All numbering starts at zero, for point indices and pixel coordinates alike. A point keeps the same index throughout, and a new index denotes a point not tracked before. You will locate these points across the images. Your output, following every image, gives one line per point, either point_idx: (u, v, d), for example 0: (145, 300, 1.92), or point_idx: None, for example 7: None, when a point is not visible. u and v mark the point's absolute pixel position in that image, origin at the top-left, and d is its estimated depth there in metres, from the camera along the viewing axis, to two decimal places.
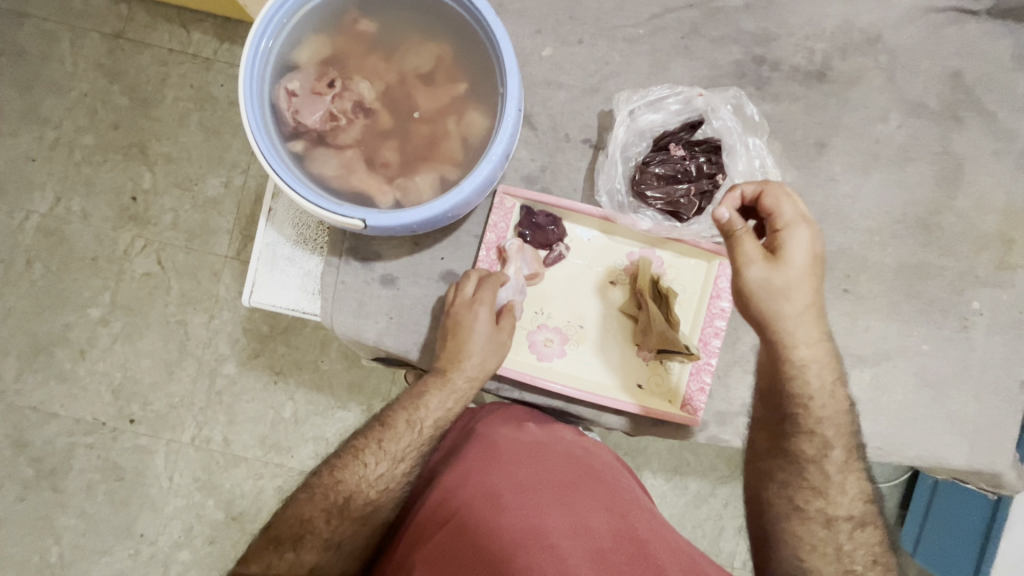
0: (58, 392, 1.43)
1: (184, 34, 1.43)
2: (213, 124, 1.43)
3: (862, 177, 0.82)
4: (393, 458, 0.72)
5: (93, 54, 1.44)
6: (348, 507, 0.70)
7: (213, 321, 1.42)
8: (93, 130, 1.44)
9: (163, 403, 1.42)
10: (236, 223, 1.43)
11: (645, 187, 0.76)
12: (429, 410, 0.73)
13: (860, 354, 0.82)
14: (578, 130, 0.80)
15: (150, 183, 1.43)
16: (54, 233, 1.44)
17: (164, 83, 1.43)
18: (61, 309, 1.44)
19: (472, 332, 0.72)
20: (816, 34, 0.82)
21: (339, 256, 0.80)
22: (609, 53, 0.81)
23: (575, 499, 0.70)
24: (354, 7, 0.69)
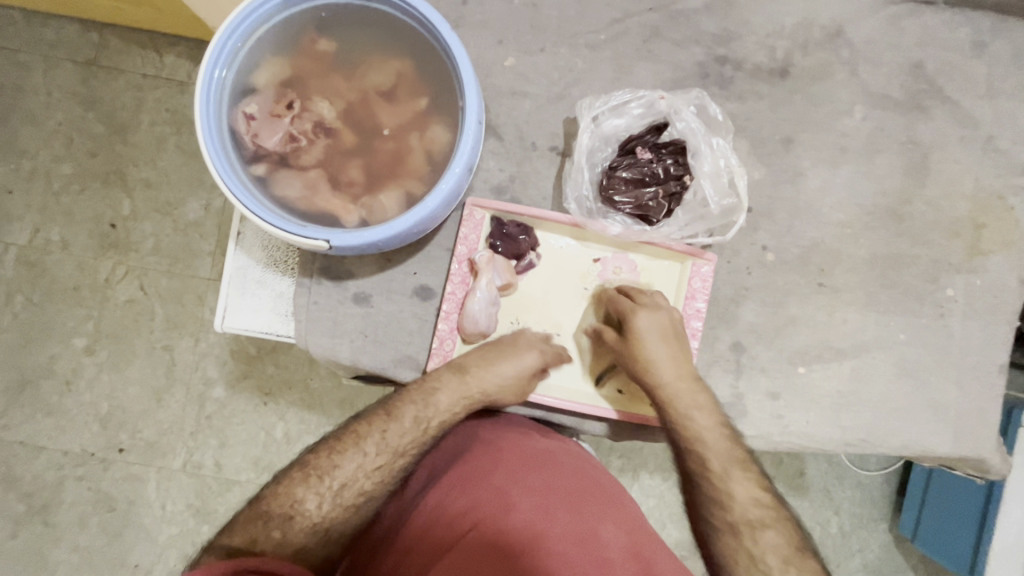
0: (44, 425, 1.41)
1: (157, 58, 1.43)
2: (191, 147, 1.43)
3: (831, 170, 0.82)
4: (393, 451, 0.71)
5: (66, 83, 1.44)
6: (342, 493, 0.68)
7: (199, 345, 1.41)
8: (69, 159, 1.43)
9: (152, 430, 1.41)
10: (218, 245, 1.42)
11: (613, 192, 0.76)
12: (437, 408, 0.73)
13: (840, 347, 0.82)
14: (545, 138, 0.80)
15: (129, 209, 1.42)
16: (34, 265, 1.43)
17: (139, 108, 1.43)
18: (44, 340, 1.42)
19: (501, 351, 0.76)
20: (777, 31, 0.82)
21: (311, 277, 0.79)
22: (572, 60, 0.81)
23: (584, 509, 0.69)
24: (309, 27, 0.69)
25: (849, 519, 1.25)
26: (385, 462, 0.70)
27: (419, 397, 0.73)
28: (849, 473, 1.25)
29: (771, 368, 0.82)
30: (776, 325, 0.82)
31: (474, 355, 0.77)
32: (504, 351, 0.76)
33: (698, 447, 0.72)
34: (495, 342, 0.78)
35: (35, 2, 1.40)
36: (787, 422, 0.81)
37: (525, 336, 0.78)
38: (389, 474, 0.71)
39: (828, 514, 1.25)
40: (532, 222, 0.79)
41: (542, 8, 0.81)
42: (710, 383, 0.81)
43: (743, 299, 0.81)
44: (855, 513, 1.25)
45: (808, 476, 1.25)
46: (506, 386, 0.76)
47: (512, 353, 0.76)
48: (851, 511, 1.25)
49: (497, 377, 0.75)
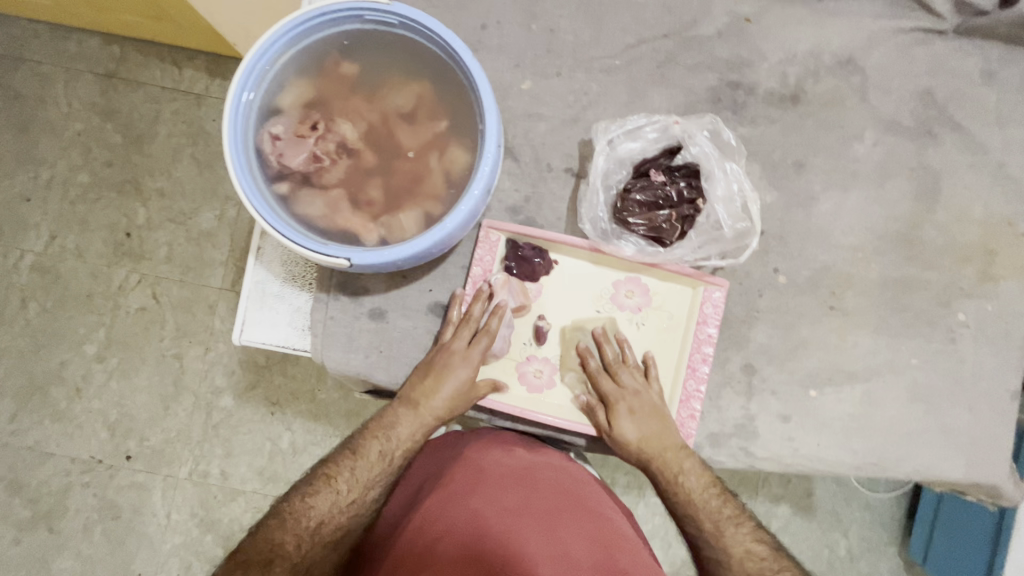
0: (53, 431, 1.43)
1: (176, 72, 1.47)
2: (206, 159, 1.45)
3: (842, 195, 0.83)
4: (364, 485, 0.72)
5: (86, 94, 1.47)
6: (319, 532, 0.69)
7: (209, 354, 1.42)
8: (86, 169, 1.46)
9: (159, 438, 1.41)
10: (230, 255, 1.44)
11: (627, 214, 0.76)
12: (400, 440, 0.75)
13: (851, 369, 0.82)
14: (560, 159, 0.82)
15: (143, 219, 1.45)
16: (48, 272, 1.45)
17: (156, 120, 1.46)
18: (55, 347, 1.44)
19: (449, 375, 0.75)
20: (789, 58, 0.83)
21: (328, 292, 0.80)
22: (588, 84, 0.82)
23: (560, 528, 0.70)
24: (334, 50, 0.71)
25: (857, 542, 1.24)
26: (358, 496, 0.72)
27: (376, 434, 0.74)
28: (857, 494, 1.25)
29: (782, 390, 0.82)
30: (787, 347, 0.82)
31: (427, 381, 0.75)
32: (455, 380, 0.75)
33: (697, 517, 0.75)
34: (433, 360, 0.76)
35: (59, 17, 1.44)
36: (798, 444, 0.82)
37: (477, 346, 0.75)
38: (362, 506, 0.72)
39: (836, 536, 1.24)
40: (548, 245, 0.80)
41: (558, 33, 0.83)
42: (720, 404, 0.82)
43: (754, 321, 0.82)
44: (863, 536, 1.25)
45: (816, 497, 1.24)
46: (460, 407, 0.76)
47: (462, 380, 0.75)
48: (859, 533, 1.24)
49: (447, 401, 0.75)
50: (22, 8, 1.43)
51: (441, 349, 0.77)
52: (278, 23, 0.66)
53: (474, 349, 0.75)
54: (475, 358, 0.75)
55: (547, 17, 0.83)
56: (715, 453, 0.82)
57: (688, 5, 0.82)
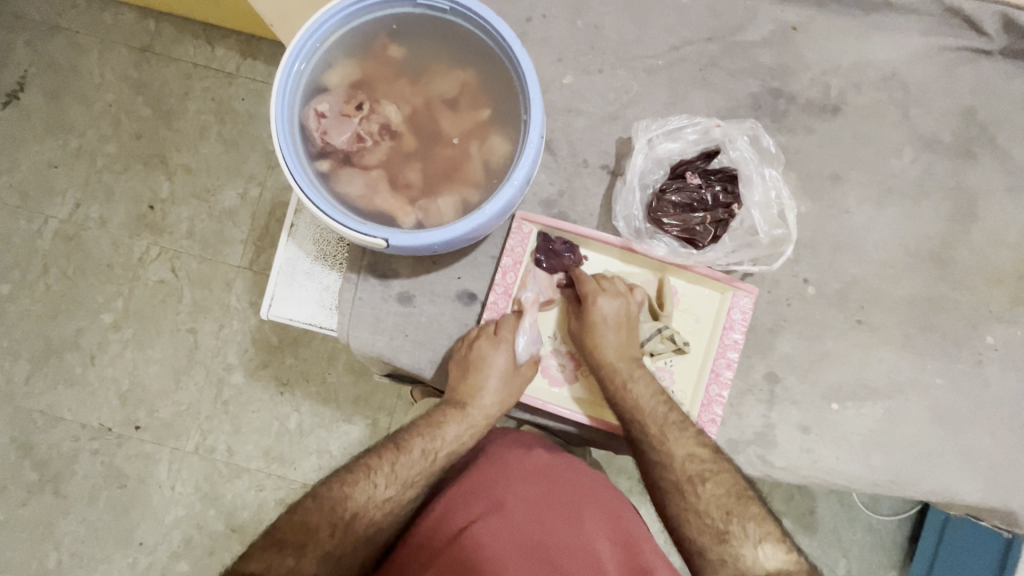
0: (65, 396, 1.45)
1: (209, 49, 1.49)
2: (233, 137, 1.48)
3: (876, 210, 0.83)
4: (403, 483, 0.71)
5: (119, 66, 1.50)
6: (354, 523, 0.66)
7: (223, 330, 1.44)
8: (115, 139, 1.49)
9: (169, 410, 1.43)
10: (251, 234, 1.46)
11: (661, 214, 0.77)
12: (446, 440, 0.75)
13: (874, 385, 0.82)
14: (596, 156, 0.82)
15: (168, 193, 1.47)
16: (71, 239, 1.47)
17: (187, 96, 1.49)
18: (73, 313, 1.46)
19: (491, 371, 0.75)
20: (833, 69, 0.82)
21: (358, 273, 0.81)
22: (629, 82, 0.82)
23: (583, 523, 0.71)
24: (383, 32, 0.71)
25: (858, 563, 1.24)
26: (395, 492, 0.70)
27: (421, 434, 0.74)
28: (862, 516, 1.24)
29: (804, 401, 0.82)
30: (811, 358, 0.82)
31: (467, 379, 0.76)
32: (495, 373, 0.76)
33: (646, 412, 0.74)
34: (476, 359, 0.76)
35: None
36: (816, 456, 0.82)
37: (506, 334, 0.77)
38: (398, 503, 0.71)
39: (837, 555, 1.23)
40: (580, 240, 0.80)
41: (602, 30, 0.83)
42: (741, 411, 0.81)
43: (780, 329, 0.82)
44: (865, 557, 1.24)
45: (819, 515, 1.23)
46: (504, 401, 0.77)
47: (501, 372, 0.76)
48: (862, 555, 1.24)
49: (492, 395, 0.76)
50: None
51: (467, 346, 0.78)
52: (331, 2, 0.66)
53: (503, 337, 0.76)
54: (505, 344, 0.76)
55: (592, 14, 0.83)
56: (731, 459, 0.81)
57: (734, 10, 0.82)
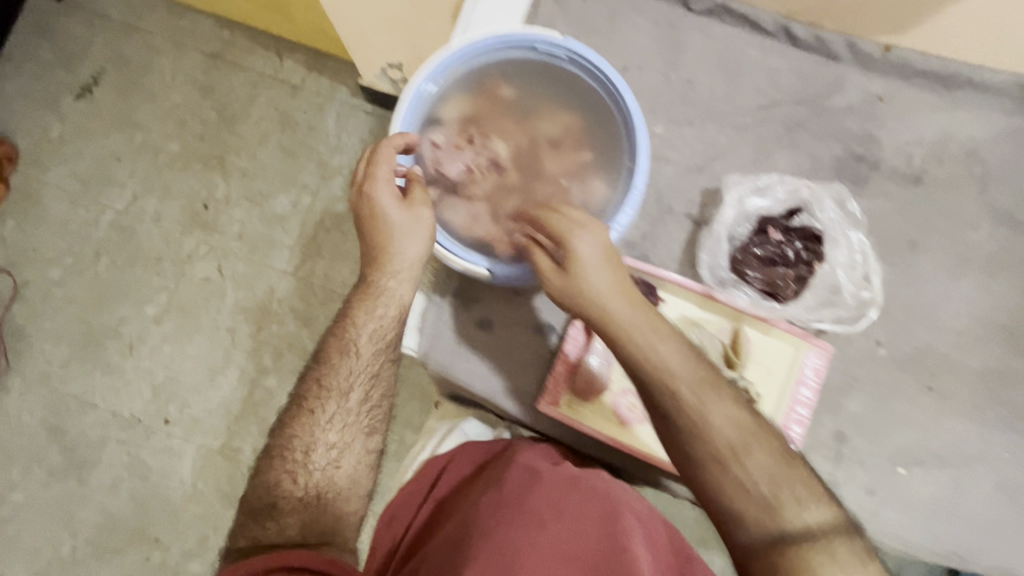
0: (100, 383, 1.53)
1: (275, 61, 1.63)
2: (290, 145, 1.61)
3: (952, 280, 0.84)
4: (340, 393, 0.75)
5: (191, 72, 1.65)
6: (309, 458, 0.73)
7: (261, 332, 1.51)
8: (178, 140, 1.62)
9: (199, 407, 1.49)
10: (298, 240, 1.54)
11: (745, 266, 0.80)
12: (361, 329, 0.75)
13: (941, 454, 0.82)
14: (682, 204, 0.84)
15: (221, 193, 1.59)
16: (126, 231, 1.61)
17: (250, 103, 1.62)
18: (118, 303, 1.57)
19: (398, 232, 0.70)
20: (916, 141, 0.85)
21: (442, 296, 0.83)
22: (716, 136, 0.86)
23: (614, 530, 0.72)
24: (497, 71, 0.75)
25: None
26: (336, 407, 0.75)
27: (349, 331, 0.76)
28: None
29: (871, 463, 0.82)
30: (880, 420, 0.82)
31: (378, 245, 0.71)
32: (408, 234, 0.70)
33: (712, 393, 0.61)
34: (376, 229, 0.71)
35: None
36: (882, 521, 0.81)
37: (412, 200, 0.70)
38: (350, 415, 0.75)
39: None
40: (660, 283, 0.81)
41: (695, 85, 0.86)
42: (808, 467, 0.82)
43: (850, 389, 0.83)
44: None
45: None
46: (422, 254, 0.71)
47: (412, 228, 0.70)
48: None
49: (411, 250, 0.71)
50: None
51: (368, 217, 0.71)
52: (456, 41, 0.69)
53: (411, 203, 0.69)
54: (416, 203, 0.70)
55: (686, 69, 0.86)
56: None
57: (822, 77, 0.86)
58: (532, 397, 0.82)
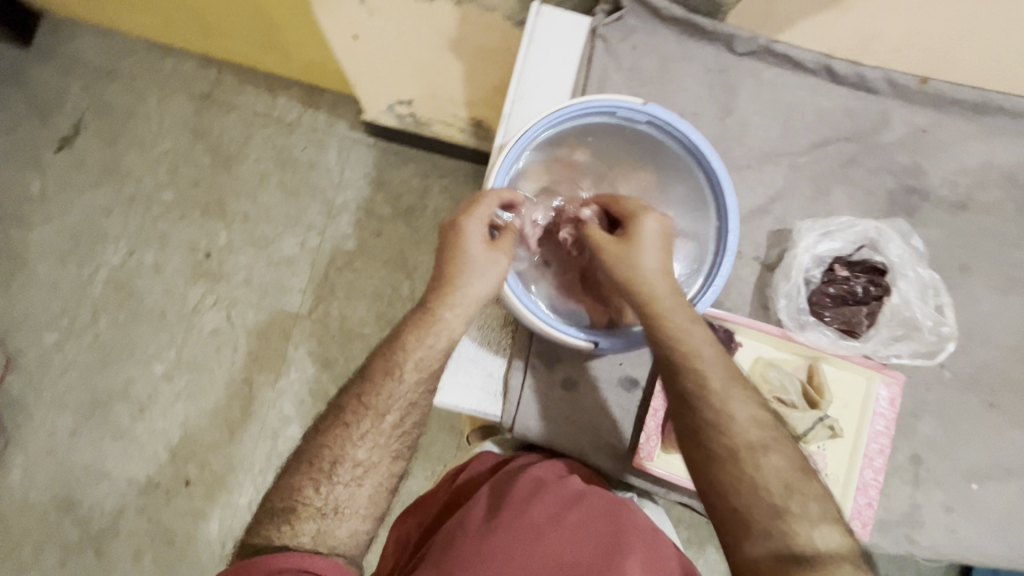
0: (111, 450, 1.48)
1: (271, 98, 1.61)
2: (293, 185, 1.58)
3: (1003, 299, 0.89)
4: (376, 415, 0.72)
5: (179, 113, 1.60)
6: (338, 470, 0.71)
7: (280, 380, 1.50)
8: (172, 186, 1.57)
9: (220, 464, 1.47)
10: (309, 282, 1.55)
11: (819, 307, 0.83)
12: (408, 354, 0.73)
13: (1008, 466, 0.87)
14: (750, 248, 0.87)
15: (225, 241, 1.56)
16: (124, 286, 1.53)
17: (247, 144, 1.59)
18: (123, 363, 1.51)
19: (471, 267, 0.72)
20: (959, 169, 0.89)
21: (525, 359, 0.83)
22: (775, 177, 0.88)
23: (617, 550, 0.68)
24: (573, 138, 0.79)
25: None
26: (370, 426, 0.72)
27: (395, 353, 0.74)
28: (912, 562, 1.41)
29: (946, 481, 0.86)
30: (951, 439, 0.86)
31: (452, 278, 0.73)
32: (483, 272, 0.73)
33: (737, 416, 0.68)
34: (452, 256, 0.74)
35: (177, 40, 1.56)
36: (960, 535, 0.85)
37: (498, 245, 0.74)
38: (382, 438, 0.72)
39: None
40: (737, 328, 0.84)
41: (750, 128, 0.88)
42: (888, 491, 0.85)
43: (921, 413, 0.86)
44: None
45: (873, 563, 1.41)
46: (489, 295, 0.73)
47: (490, 270, 0.73)
48: None
49: (479, 288, 0.73)
50: (134, 27, 1.56)
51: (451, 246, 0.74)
52: (538, 119, 0.73)
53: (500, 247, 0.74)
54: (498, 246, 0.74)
55: (739, 112, 0.88)
56: (881, 539, 0.84)
57: (868, 113, 0.89)
58: (624, 453, 0.83)
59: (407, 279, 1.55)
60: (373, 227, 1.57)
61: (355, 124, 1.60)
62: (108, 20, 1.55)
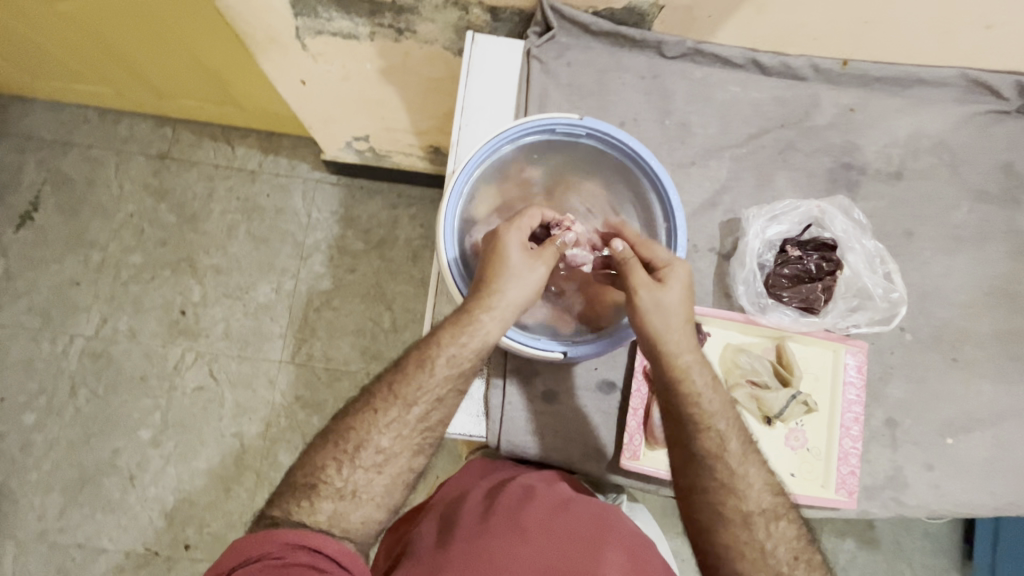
0: (105, 524, 1.44)
1: (229, 149, 1.62)
2: (262, 233, 1.58)
3: (950, 258, 0.93)
4: (405, 404, 0.72)
5: (139, 176, 1.60)
6: (359, 455, 0.70)
7: (270, 430, 1.49)
8: (140, 249, 1.56)
9: (219, 523, 1.45)
10: (289, 327, 1.54)
11: (777, 288, 0.87)
12: (443, 348, 0.72)
13: (979, 417, 0.90)
14: (704, 241, 0.89)
15: (199, 296, 1.55)
16: (101, 356, 1.51)
17: (211, 198, 1.60)
18: (108, 434, 1.48)
19: (508, 272, 0.74)
20: (892, 141, 0.94)
21: (502, 377, 0.85)
22: (720, 170, 0.91)
23: (603, 554, 0.68)
24: (518, 158, 0.83)
25: (922, 570, 1.43)
26: (396, 415, 0.71)
27: (431, 351, 0.73)
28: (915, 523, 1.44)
29: (923, 440, 0.88)
30: (922, 398, 0.89)
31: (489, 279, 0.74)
32: (519, 276, 0.74)
33: (699, 405, 0.71)
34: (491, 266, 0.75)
35: (129, 105, 1.57)
36: (944, 491, 0.87)
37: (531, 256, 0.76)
38: (407, 428, 0.71)
39: (903, 564, 1.43)
40: (703, 320, 0.86)
41: (690, 126, 0.92)
42: (870, 457, 0.87)
43: (890, 377, 0.89)
44: (927, 563, 1.44)
45: (877, 529, 1.44)
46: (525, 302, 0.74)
47: (526, 276, 0.75)
48: (923, 560, 1.44)
49: (513, 294, 0.74)
50: (84, 97, 1.57)
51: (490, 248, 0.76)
52: (480, 145, 0.76)
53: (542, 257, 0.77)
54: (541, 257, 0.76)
55: (678, 113, 0.92)
56: (870, 505, 0.86)
57: (800, 98, 0.93)
58: (610, 456, 0.85)
59: (387, 312, 1.56)
60: (347, 263, 1.58)
61: (316, 165, 1.62)
62: (57, 92, 1.56)
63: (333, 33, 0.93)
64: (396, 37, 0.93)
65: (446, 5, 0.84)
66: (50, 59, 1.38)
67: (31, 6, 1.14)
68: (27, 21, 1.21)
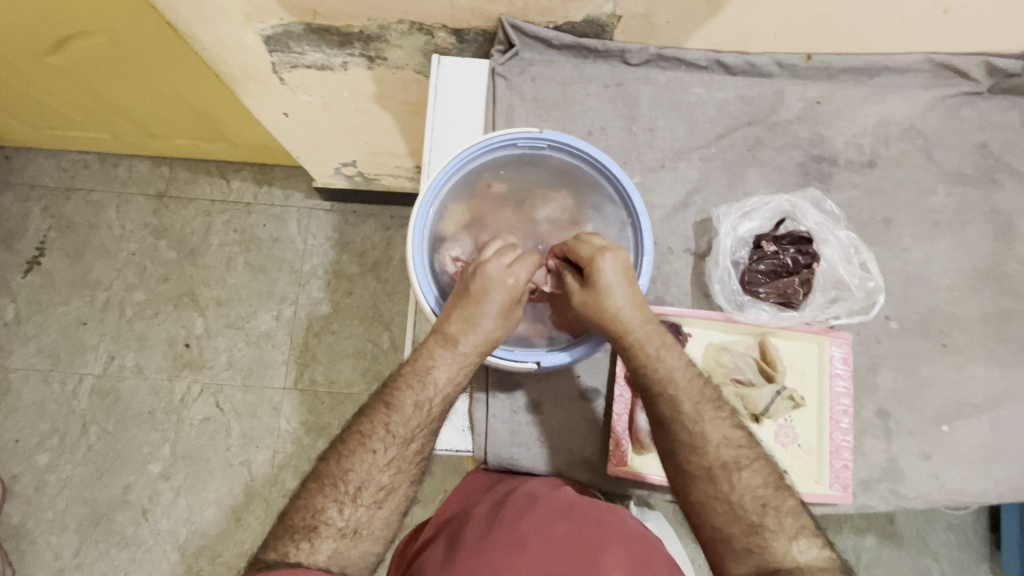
0: (122, 559, 1.46)
1: (225, 183, 1.66)
2: (259, 262, 1.62)
3: (931, 242, 0.92)
4: (402, 441, 0.72)
5: (139, 216, 1.64)
6: (361, 494, 0.69)
7: (278, 456, 1.50)
8: (143, 286, 1.60)
9: (231, 552, 1.46)
10: (290, 353, 1.56)
11: (755, 285, 0.86)
12: (437, 385, 0.74)
13: (975, 402, 0.88)
14: (679, 242, 0.91)
15: (201, 328, 1.58)
16: (109, 393, 1.54)
17: (208, 232, 1.63)
18: (119, 471, 1.51)
19: (488, 302, 0.74)
20: (861, 131, 0.94)
21: (485, 390, 0.85)
22: (690, 172, 0.93)
23: (605, 559, 0.67)
24: (484, 173, 0.86)
25: (948, 564, 1.39)
26: (395, 453, 0.71)
27: (414, 384, 0.74)
28: (939, 515, 1.40)
29: (918, 429, 0.87)
30: (913, 387, 0.88)
31: (466, 309, 0.75)
32: (495, 305, 0.75)
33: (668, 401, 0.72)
34: (469, 292, 0.75)
35: (126, 148, 1.62)
36: (944, 480, 0.85)
37: (506, 287, 0.75)
38: (405, 462, 0.72)
39: (929, 559, 1.39)
40: (683, 321, 0.87)
41: (657, 131, 0.93)
42: (865, 449, 0.86)
43: (878, 366, 0.88)
44: (952, 556, 1.40)
45: (898, 524, 1.40)
46: (496, 333, 0.76)
47: (502, 304, 0.75)
48: (948, 554, 1.39)
49: (491, 325, 0.75)
50: (82, 144, 1.62)
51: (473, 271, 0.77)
52: (443, 164, 0.78)
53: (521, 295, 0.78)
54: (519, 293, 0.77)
55: (645, 118, 0.93)
56: (868, 499, 0.85)
57: (766, 95, 0.94)
58: (600, 463, 0.85)
59: (385, 332, 1.58)
60: (343, 287, 1.60)
61: (308, 193, 1.65)
62: (58, 141, 1.61)
63: (307, 66, 0.96)
64: (369, 65, 0.96)
65: (410, 31, 0.86)
66: (47, 109, 1.43)
67: (24, 63, 1.20)
68: (22, 76, 1.25)
